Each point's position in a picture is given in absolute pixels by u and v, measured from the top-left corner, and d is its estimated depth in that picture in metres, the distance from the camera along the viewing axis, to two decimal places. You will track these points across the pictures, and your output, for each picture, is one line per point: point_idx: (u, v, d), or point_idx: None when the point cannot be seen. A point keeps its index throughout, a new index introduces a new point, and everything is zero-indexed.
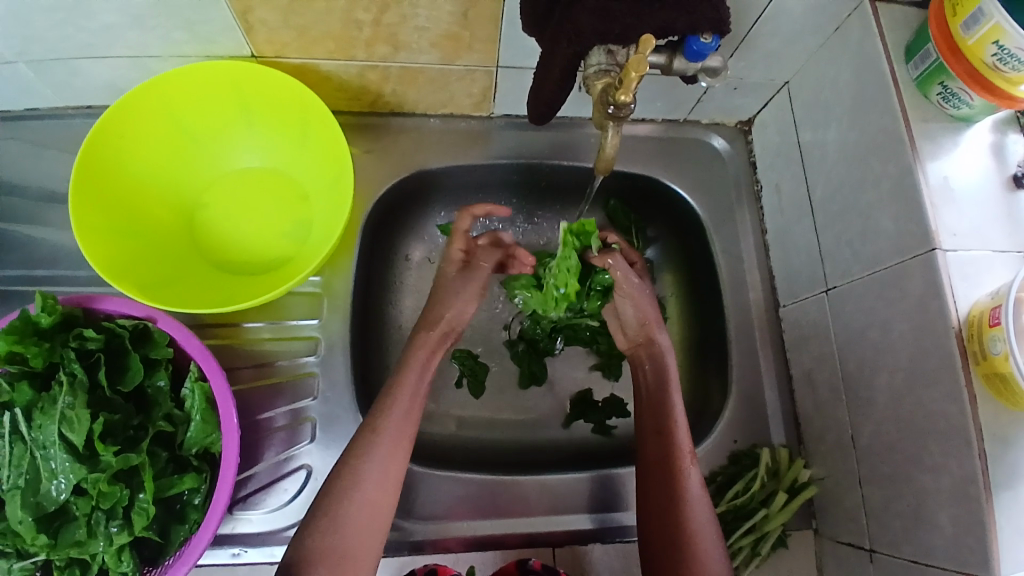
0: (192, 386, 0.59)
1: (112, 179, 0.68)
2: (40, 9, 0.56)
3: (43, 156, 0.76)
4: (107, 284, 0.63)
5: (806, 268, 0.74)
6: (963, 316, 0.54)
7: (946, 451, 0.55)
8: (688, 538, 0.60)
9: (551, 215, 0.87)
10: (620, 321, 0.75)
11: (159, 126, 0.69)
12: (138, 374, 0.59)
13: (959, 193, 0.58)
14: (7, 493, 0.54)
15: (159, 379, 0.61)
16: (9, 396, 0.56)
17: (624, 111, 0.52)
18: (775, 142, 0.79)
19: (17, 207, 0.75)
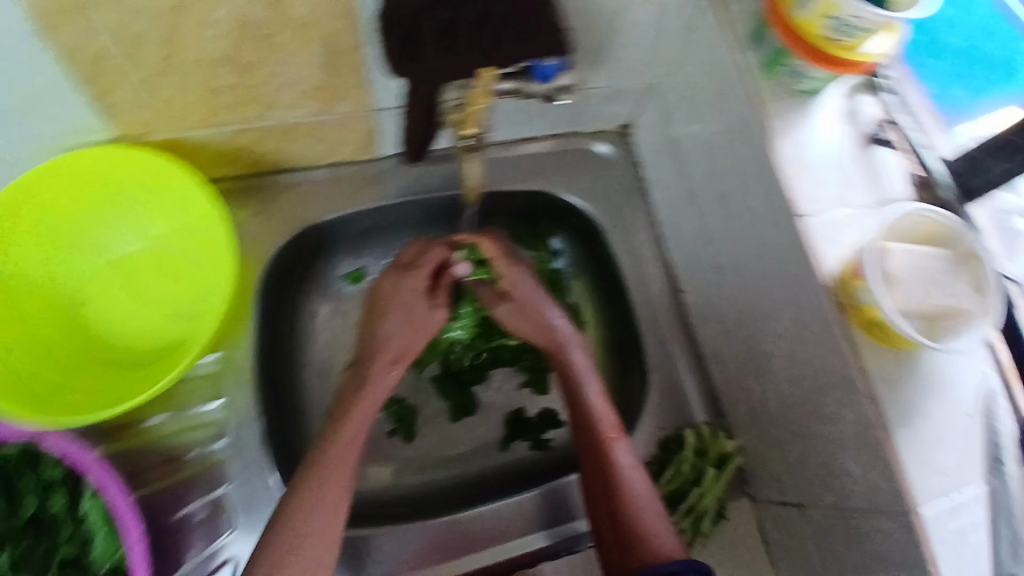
0: (87, 504, 0.62)
1: None
2: None
3: None
4: None
5: (693, 256, 0.78)
6: (834, 275, 0.58)
7: (840, 401, 0.59)
8: (635, 521, 0.63)
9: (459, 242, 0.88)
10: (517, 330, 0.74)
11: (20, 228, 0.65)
12: (31, 504, 0.63)
13: (818, 162, 0.60)
14: None
15: (56, 504, 0.63)
16: None
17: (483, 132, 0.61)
18: (652, 141, 0.82)
19: None
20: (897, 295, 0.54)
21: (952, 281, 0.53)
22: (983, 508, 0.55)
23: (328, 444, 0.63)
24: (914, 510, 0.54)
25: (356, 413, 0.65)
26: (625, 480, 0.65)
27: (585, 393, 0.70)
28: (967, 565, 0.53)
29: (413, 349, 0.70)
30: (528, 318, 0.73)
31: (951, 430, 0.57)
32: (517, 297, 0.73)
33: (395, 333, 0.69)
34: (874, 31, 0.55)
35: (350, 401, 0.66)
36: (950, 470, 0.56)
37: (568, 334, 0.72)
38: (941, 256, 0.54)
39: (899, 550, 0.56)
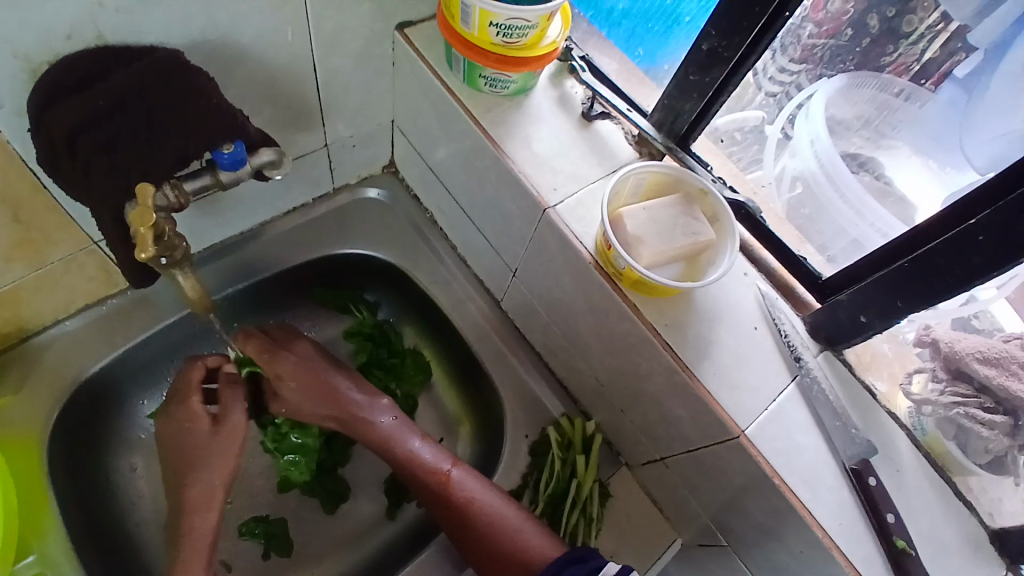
0: None
1: None
2: None
3: None
4: None
5: (492, 265, 0.78)
6: (593, 249, 0.60)
7: (647, 358, 0.62)
8: (506, 538, 0.64)
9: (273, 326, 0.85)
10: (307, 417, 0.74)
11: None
12: None
13: (546, 154, 0.65)
14: None
15: None
16: None
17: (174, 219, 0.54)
18: (416, 173, 0.82)
19: None
20: (644, 253, 0.57)
21: (685, 220, 0.59)
22: (799, 405, 0.59)
23: None
24: (740, 432, 0.57)
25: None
26: (480, 508, 0.65)
27: (411, 447, 0.70)
28: (795, 461, 0.57)
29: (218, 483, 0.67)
30: (307, 399, 0.72)
31: (749, 349, 0.60)
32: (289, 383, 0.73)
33: (205, 468, 0.67)
34: (541, 25, 0.57)
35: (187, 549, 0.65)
36: (760, 385, 0.59)
37: (364, 398, 0.73)
38: (671, 201, 0.60)
39: (741, 470, 0.59)
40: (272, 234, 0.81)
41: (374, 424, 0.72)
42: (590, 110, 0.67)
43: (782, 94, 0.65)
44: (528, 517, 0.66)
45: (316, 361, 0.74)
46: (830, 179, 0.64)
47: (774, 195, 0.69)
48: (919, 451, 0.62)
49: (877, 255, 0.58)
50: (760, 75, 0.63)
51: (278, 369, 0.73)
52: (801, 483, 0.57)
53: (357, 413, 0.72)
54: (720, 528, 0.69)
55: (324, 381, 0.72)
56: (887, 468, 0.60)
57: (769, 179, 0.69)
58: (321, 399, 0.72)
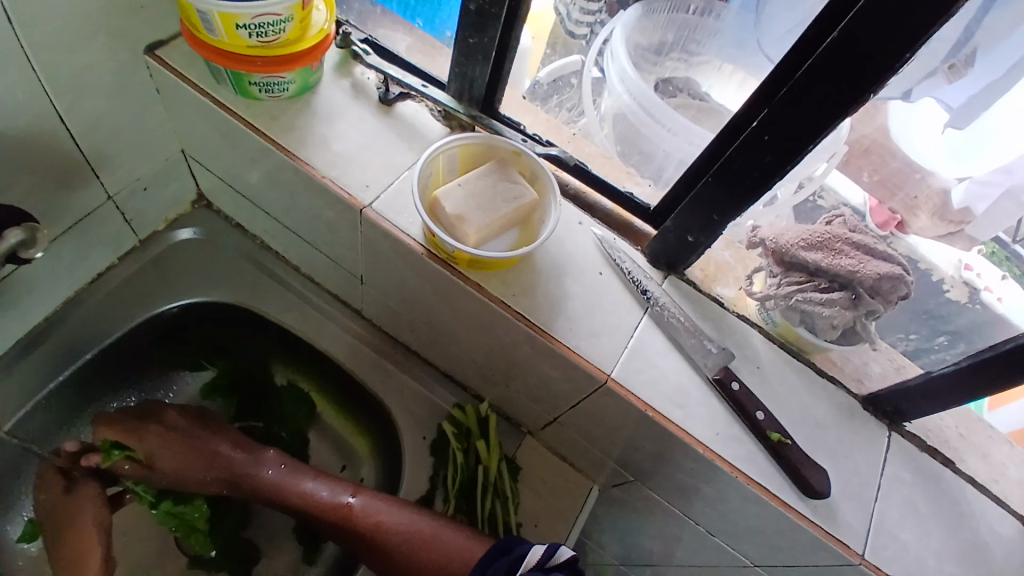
0: None
1: None
2: None
3: None
4: None
5: (340, 277, 0.75)
6: (423, 240, 0.59)
7: (505, 329, 0.61)
8: (420, 551, 0.61)
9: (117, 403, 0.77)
10: (176, 474, 0.69)
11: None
12: None
13: (346, 152, 0.61)
14: None
15: None
16: None
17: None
18: (230, 201, 0.76)
19: None
20: (470, 230, 0.56)
21: (503, 186, 0.58)
22: (654, 333, 0.61)
23: None
24: (607, 378, 0.58)
25: None
26: (391, 526, 0.62)
27: (305, 489, 0.67)
28: (661, 387, 0.59)
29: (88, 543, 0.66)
30: (177, 461, 0.69)
31: (596, 294, 0.61)
32: (157, 453, 0.69)
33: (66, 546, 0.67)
34: (295, 16, 0.53)
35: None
36: (614, 326, 0.60)
37: (243, 456, 0.70)
38: (483, 172, 0.59)
39: (621, 411, 0.61)
40: (80, 312, 0.72)
41: (262, 479, 0.69)
42: (386, 93, 0.65)
43: (592, 33, 0.65)
44: (442, 522, 0.63)
45: (184, 429, 0.70)
46: (642, 106, 0.63)
47: (602, 140, 0.70)
48: (775, 344, 0.65)
49: (696, 165, 0.58)
50: (563, 19, 0.65)
51: (138, 437, 0.69)
52: (672, 406, 0.59)
53: (239, 470, 0.69)
54: (625, 467, 0.71)
55: (197, 449, 0.69)
56: (749, 367, 0.63)
57: (595, 124, 0.70)
58: (191, 458, 0.69)
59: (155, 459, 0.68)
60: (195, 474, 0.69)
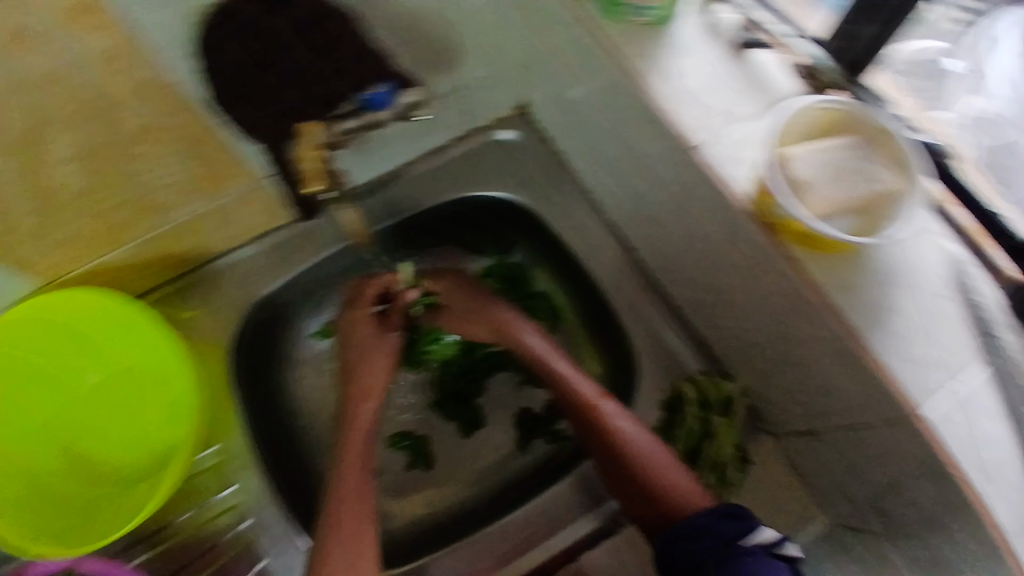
0: None
1: None
2: None
3: None
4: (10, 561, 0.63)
5: (631, 211, 0.74)
6: (751, 197, 0.54)
7: (811, 321, 0.56)
8: (649, 477, 0.64)
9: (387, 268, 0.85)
10: (465, 324, 0.78)
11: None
12: None
13: (695, 89, 0.56)
14: None
15: None
16: None
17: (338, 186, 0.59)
18: (547, 113, 0.78)
19: None
20: (813, 200, 0.51)
21: (868, 163, 0.51)
22: (991, 390, 0.51)
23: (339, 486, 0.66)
24: (914, 413, 0.50)
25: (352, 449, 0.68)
26: (626, 438, 0.66)
27: (563, 373, 0.72)
28: (978, 451, 0.50)
29: (380, 376, 0.72)
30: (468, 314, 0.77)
31: (934, 317, 0.52)
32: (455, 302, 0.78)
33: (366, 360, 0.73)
34: None
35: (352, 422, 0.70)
36: (941, 359, 0.51)
37: (519, 324, 0.76)
38: (849, 143, 0.52)
39: (911, 456, 0.53)
40: (403, 176, 0.84)
41: (525, 343, 0.75)
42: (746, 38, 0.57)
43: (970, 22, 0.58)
44: (677, 462, 0.66)
45: (483, 295, 0.78)
46: None
47: (969, 140, 0.61)
48: None
49: None
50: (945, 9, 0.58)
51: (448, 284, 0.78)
52: (983, 477, 0.50)
53: (510, 333, 0.75)
54: (875, 509, 0.63)
55: (483, 310, 0.77)
56: None
57: (955, 123, 0.61)
58: (478, 315, 0.77)
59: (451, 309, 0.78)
60: (472, 333, 0.78)
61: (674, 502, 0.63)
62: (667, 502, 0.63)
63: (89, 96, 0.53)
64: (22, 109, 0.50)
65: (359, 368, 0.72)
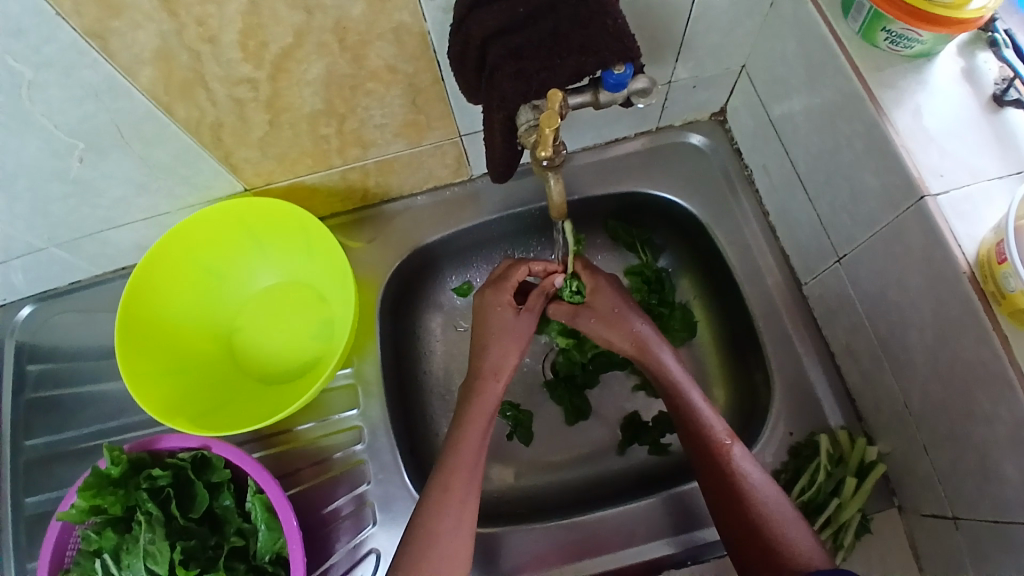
0: (253, 498, 0.64)
1: (146, 325, 0.75)
2: (47, 197, 0.65)
3: (80, 321, 0.82)
4: (165, 422, 0.69)
5: (813, 242, 0.72)
6: (972, 259, 0.52)
7: (991, 398, 0.52)
8: (768, 527, 0.60)
9: (540, 246, 0.89)
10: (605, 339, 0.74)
11: (185, 270, 0.77)
12: (204, 498, 0.65)
13: (935, 131, 0.55)
14: (135, 548, 0.63)
15: (225, 498, 0.67)
16: (97, 543, 0.63)
17: (559, 159, 0.56)
18: (750, 124, 0.79)
19: (72, 370, 0.81)
20: None
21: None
22: None
23: (451, 461, 0.65)
24: None
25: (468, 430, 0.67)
26: (751, 484, 0.62)
27: (694, 403, 0.68)
28: None
29: (508, 356, 0.72)
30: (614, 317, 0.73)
31: None
32: (598, 307, 0.74)
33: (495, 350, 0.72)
34: None
35: (466, 406, 0.69)
36: None
37: (659, 343, 0.72)
38: None
39: None
40: (581, 161, 0.85)
41: (663, 365, 0.70)
42: (1002, 93, 0.56)
43: None
44: (795, 516, 0.61)
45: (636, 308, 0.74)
46: None
47: None
48: None
49: None
50: None
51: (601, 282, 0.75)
52: None
53: (647, 348, 0.71)
54: None
55: (625, 322, 0.73)
56: None
57: None
58: (613, 320, 0.73)
59: (594, 301, 0.75)
60: (615, 340, 0.73)
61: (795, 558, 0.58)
62: (787, 558, 0.58)
63: (352, 26, 0.55)
64: (294, 27, 0.54)
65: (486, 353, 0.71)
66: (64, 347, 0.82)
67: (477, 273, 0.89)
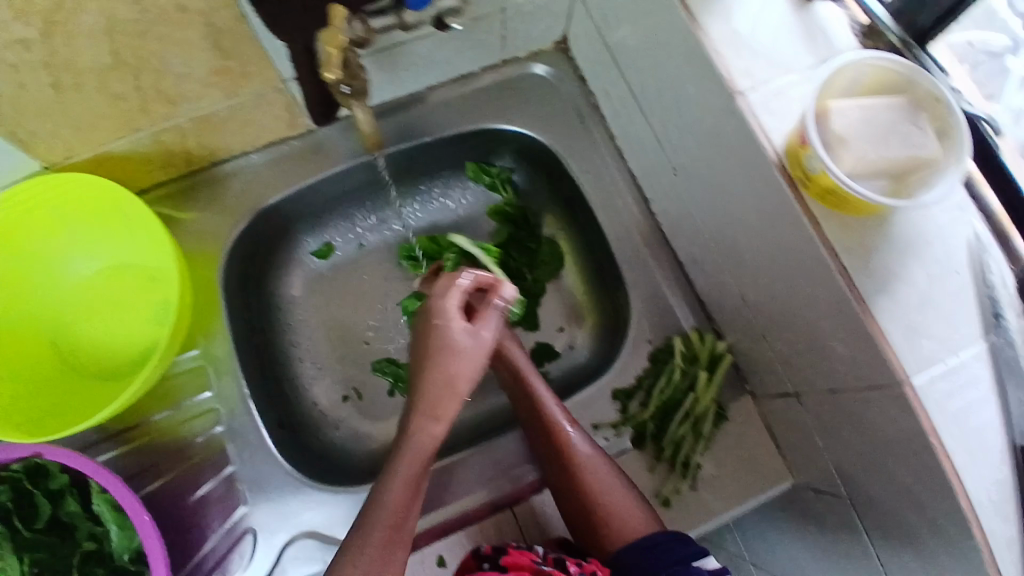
0: (96, 501, 0.59)
1: None
2: None
3: None
4: None
5: (653, 160, 0.74)
6: (781, 151, 0.54)
7: (815, 281, 0.56)
8: (602, 504, 0.65)
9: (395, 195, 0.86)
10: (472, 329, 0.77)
11: None
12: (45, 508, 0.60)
13: (745, 33, 0.57)
14: None
15: (70, 505, 0.61)
16: None
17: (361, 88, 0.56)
18: (588, 49, 0.79)
19: None
20: (846, 156, 0.50)
21: (911, 132, 0.50)
22: (985, 366, 0.53)
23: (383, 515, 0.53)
24: (906, 382, 0.51)
25: (395, 478, 0.55)
26: (588, 464, 0.66)
27: (537, 391, 0.70)
28: (965, 429, 0.52)
29: (467, 376, 0.58)
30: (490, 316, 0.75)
31: (946, 293, 0.53)
32: None
33: (467, 366, 0.58)
34: None
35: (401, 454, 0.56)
36: (941, 333, 0.53)
37: (509, 336, 0.74)
38: (895, 104, 0.51)
39: (891, 421, 0.55)
40: (428, 102, 0.81)
41: (510, 356, 0.73)
42: None
43: None
44: (630, 490, 0.66)
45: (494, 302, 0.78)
46: None
47: None
48: None
49: None
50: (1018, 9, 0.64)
51: None
52: (962, 450, 0.52)
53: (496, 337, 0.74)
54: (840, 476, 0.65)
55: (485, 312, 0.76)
56: None
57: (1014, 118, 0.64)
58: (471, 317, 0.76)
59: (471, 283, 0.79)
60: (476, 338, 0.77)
61: (625, 530, 0.64)
62: (620, 531, 0.64)
63: None
64: None
65: (449, 364, 0.57)
66: None
67: (334, 232, 0.86)
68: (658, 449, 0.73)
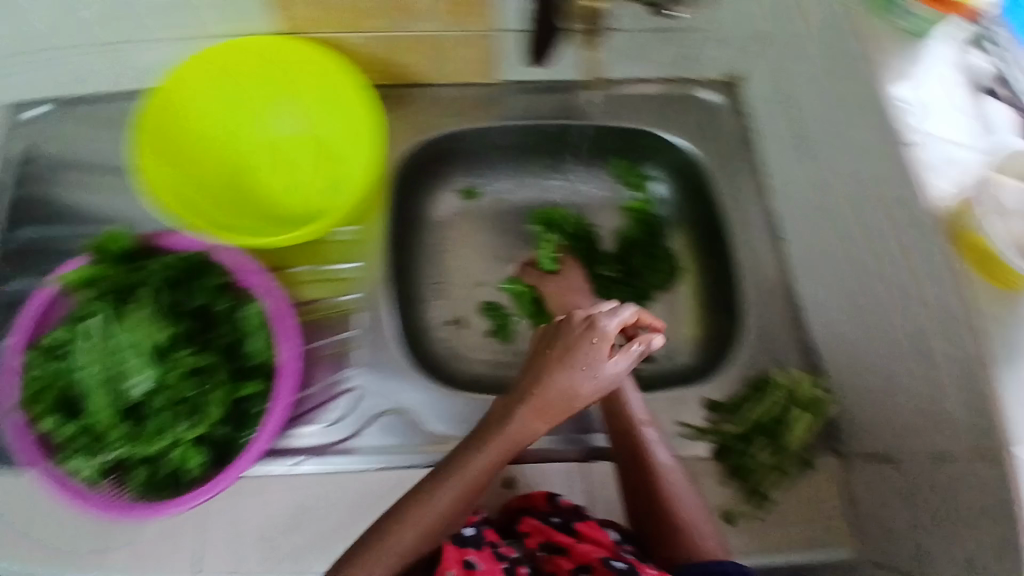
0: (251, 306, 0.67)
1: (165, 130, 0.73)
2: None
3: (80, 131, 0.81)
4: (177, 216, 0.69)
5: (812, 202, 0.77)
6: (949, 201, 0.62)
7: (950, 341, 0.58)
8: (671, 510, 0.65)
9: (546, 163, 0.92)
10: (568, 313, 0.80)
11: (212, 93, 0.76)
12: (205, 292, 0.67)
13: (928, 102, 0.67)
14: (129, 320, 0.64)
15: (223, 301, 0.68)
16: (95, 308, 0.64)
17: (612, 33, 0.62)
18: (770, 89, 0.82)
19: (60, 177, 0.80)
20: (1003, 224, 0.59)
21: None
22: None
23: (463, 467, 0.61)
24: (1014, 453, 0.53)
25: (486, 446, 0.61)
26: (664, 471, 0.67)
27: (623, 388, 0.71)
28: None
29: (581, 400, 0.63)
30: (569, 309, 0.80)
31: None
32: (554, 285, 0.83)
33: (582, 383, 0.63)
34: None
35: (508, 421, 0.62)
36: None
37: (603, 329, 0.76)
38: None
39: (998, 503, 0.54)
40: (601, 91, 0.86)
41: None
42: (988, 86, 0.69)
43: None
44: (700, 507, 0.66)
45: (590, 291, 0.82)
46: None
47: None
48: None
49: None
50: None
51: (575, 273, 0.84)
52: None
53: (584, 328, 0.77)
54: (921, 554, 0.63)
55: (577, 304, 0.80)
56: None
57: None
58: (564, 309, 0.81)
59: (570, 275, 0.84)
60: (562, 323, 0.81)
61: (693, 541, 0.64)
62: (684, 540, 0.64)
63: None
64: None
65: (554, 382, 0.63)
66: (57, 155, 0.80)
67: (481, 178, 0.92)
68: (735, 467, 0.73)
